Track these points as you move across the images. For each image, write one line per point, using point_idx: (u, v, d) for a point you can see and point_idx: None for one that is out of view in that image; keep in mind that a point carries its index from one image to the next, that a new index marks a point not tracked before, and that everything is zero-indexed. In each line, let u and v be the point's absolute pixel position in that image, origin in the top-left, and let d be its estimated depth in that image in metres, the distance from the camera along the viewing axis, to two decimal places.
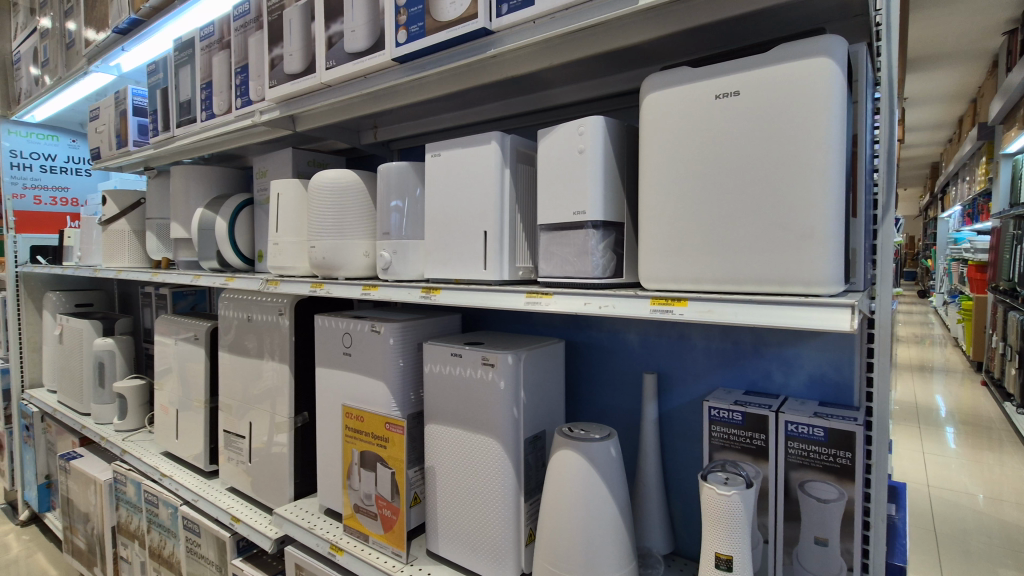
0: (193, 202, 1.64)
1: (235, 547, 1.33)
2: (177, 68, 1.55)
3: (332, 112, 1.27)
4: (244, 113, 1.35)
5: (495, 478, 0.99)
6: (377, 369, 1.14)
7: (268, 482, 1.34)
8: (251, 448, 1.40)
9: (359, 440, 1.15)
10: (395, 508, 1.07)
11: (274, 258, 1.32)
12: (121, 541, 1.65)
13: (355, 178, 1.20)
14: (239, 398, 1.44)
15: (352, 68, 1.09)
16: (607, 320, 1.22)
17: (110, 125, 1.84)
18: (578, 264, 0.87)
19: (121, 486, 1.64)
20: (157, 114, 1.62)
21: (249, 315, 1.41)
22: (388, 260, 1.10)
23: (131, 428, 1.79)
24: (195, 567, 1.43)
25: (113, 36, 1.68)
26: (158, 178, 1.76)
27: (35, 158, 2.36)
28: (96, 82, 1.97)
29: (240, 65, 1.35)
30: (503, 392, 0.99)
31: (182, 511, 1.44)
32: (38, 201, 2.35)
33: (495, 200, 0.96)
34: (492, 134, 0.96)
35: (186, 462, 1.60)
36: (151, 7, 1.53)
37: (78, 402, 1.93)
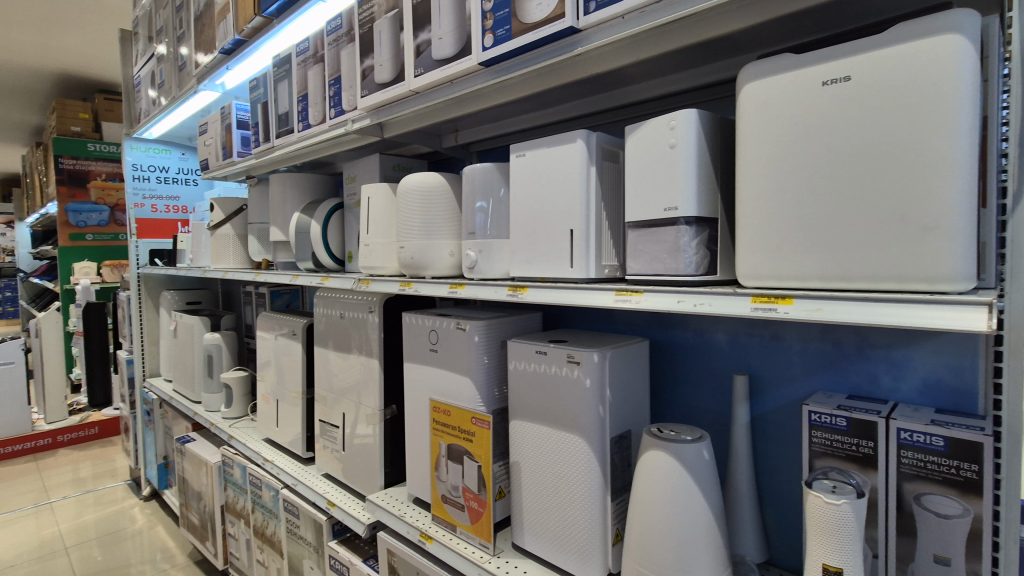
0: (289, 207, 1.76)
1: (331, 530, 1.41)
2: (276, 82, 1.67)
3: (417, 118, 1.32)
4: (336, 122, 1.44)
5: (581, 477, 1.00)
6: (463, 365, 1.17)
7: (360, 471, 1.42)
8: (345, 437, 1.48)
9: (445, 433, 1.18)
10: (481, 501, 1.10)
11: (364, 259, 1.39)
12: (229, 519, 1.81)
13: (440, 181, 1.25)
14: (332, 390, 1.54)
15: (440, 74, 1.12)
16: (693, 319, 1.19)
17: (216, 139, 2.02)
18: (669, 262, 0.85)
19: (229, 469, 1.80)
20: (259, 126, 1.75)
21: (341, 312, 1.50)
22: (474, 259, 1.13)
23: (236, 415, 1.95)
24: (294, 547, 1.53)
25: (220, 56, 1.84)
26: (258, 186, 1.91)
27: (152, 170, 2.62)
28: (203, 99, 2.16)
29: (333, 77, 1.44)
30: (589, 390, 0.98)
31: (283, 494, 1.56)
32: (154, 209, 2.62)
33: (582, 198, 0.96)
34: (579, 132, 0.96)
35: (285, 449, 1.72)
36: (253, 28, 1.65)
37: (191, 391, 2.13)
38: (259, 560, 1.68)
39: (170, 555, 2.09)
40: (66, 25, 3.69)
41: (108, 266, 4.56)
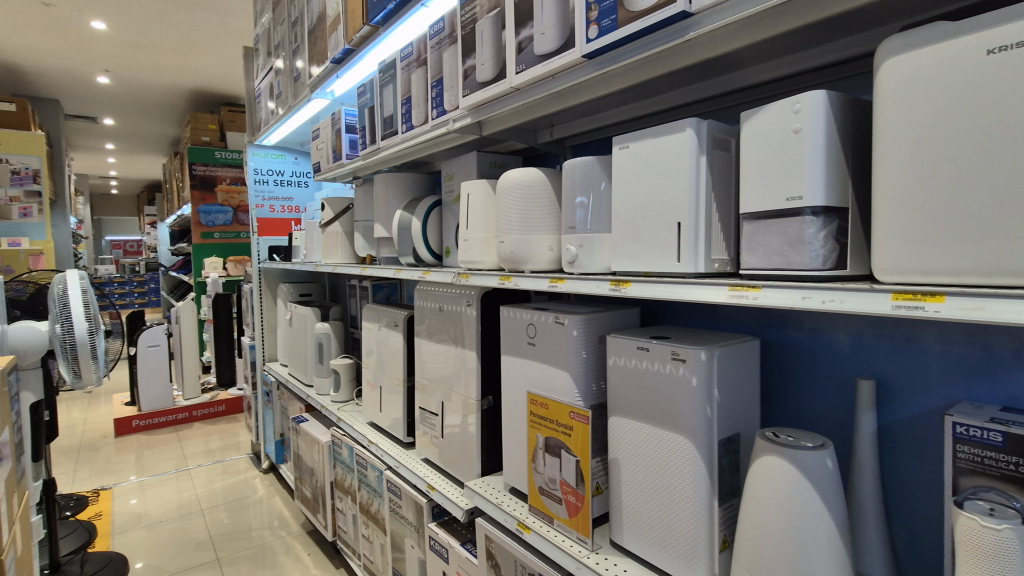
0: (392, 205, 1.85)
1: (431, 512, 1.49)
2: (382, 87, 1.76)
3: (517, 114, 1.34)
4: (438, 122, 1.49)
5: (686, 478, 0.96)
6: (561, 359, 1.17)
7: (459, 458, 1.47)
8: (443, 425, 1.54)
9: (542, 426, 1.19)
10: (579, 496, 1.09)
11: (464, 253, 1.44)
12: (338, 495, 1.96)
13: (540, 176, 1.25)
14: (432, 379, 1.60)
15: (542, 69, 1.12)
16: (809, 317, 1.11)
17: (327, 142, 2.17)
18: (791, 255, 0.80)
19: (338, 448, 1.94)
20: (366, 129, 1.86)
21: (441, 305, 1.56)
22: (575, 253, 1.12)
23: (344, 399, 2.10)
24: (397, 525, 1.62)
25: (331, 66, 1.97)
26: (364, 186, 2.04)
27: (271, 174, 2.89)
28: (315, 107, 2.33)
29: (435, 79, 1.49)
30: (696, 389, 0.95)
31: (387, 475, 1.66)
32: (272, 209, 2.88)
33: (691, 189, 0.92)
34: (688, 120, 0.92)
35: (387, 433, 1.82)
36: (361, 37, 1.75)
37: (304, 375, 2.33)
38: (364, 535, 1.80)
39: (286, 523, 2.29)
40: (197, 46, 4.14)
41: (233, 263, 5.06)
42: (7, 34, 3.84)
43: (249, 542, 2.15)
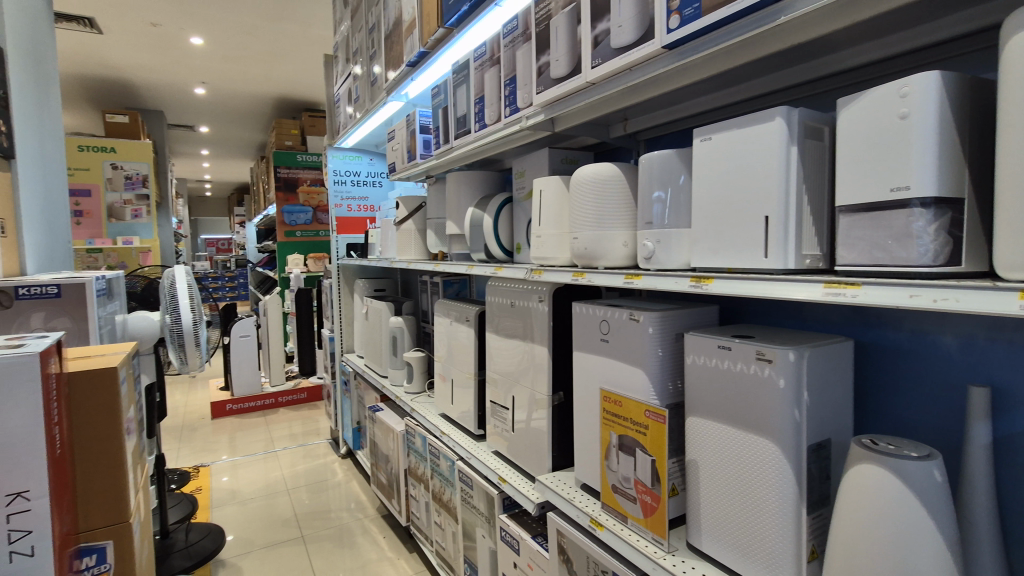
0: (464, 203, 1.90)
1: (502, 504, 1.52)
2: (455, 87, 1.81)
3: (591, 109, 1.33)
4: (511, 120, 1.51)
5: (770, 484, 0.92)
6: (636, 357, 1.15)
7: (529, 452, 1.49)
8: (514, 420, 1.56)
9: (616, 424, 1.18)
10: (655, 495, 1.07)
11: (536, 249, 1.45)
12: (411, 482, 2.04)
13: (615, 171, 1.23)
14: (503, 374, 1.62)
15: (619, 62, 1.10)
16: (910, 318, 1.03)
17: (402, 143, 2.25)
18: (896, 250, 0.74)
19: (412, 438, 2.02)
20: (440, 130, 1.92)
21: (512, 300, 1.58)
22: (652, 249, 1.11)
23: (416, 390, 2.18)
24: (468, 514, 1.67)
25: (406, 69, 2.03)
26: (437, 185, 2.10)
27: (348, 175, 3.03)
28: (390, 109, 2.42)
29: (509, 77, 1.51)
30: (784, 392, 0.90)
31: (458, 466, 1.70)
32: (350, 209, 3.03)
33: (780, 182, 0.88)
34: (778, 109, 0.87)
35: (459, 424, 1.87)
36: (435, 40, 1.79)
37: (379, 366, 2.44)
38: (436, 522, 1.86)
39: (363, 506, 2.42)
40: (281, 55, 4.41)
41: (314, 259, 5.30)
42: (120, 53, 4.27)
43: (329, 522, 2.29)
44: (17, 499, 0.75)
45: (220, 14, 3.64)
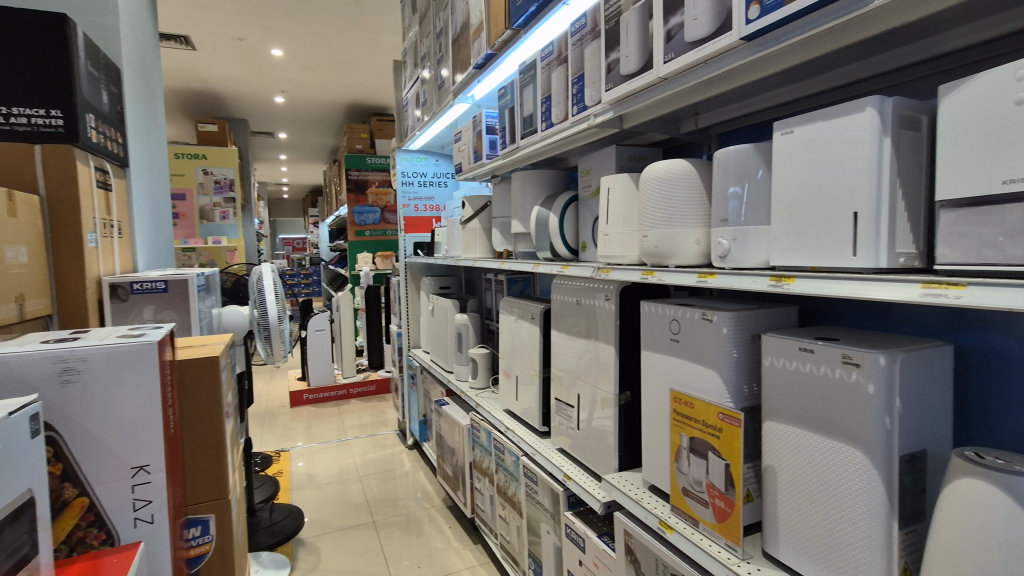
0: (530, 202, 1.91)
1: (567, 501, 1.52)
2: (522, 87, 1.83)
3: (661, 104, 1.30)
4: (579, 118, 1.51)
5: (857, 494, 0.87)
6: (709, 358, 1.12)
7: (595, 450, 1.49)
8: (579, 418, 1.56)
9: (687, 426, 1.16)
10: (729, 501, 1.04)
11: (603, 248, 1.44)
12: (476, 475, 2.09)
13: (687, 167, 1.20)
14: (568, 371, 1.63)
15: (694, 56, 1.08)
16: (1021, 322, 0.94)
17: (469, 144, 2.30)
18: (1008, 248, 0.68)
19: (477, 432, 2.07)
20: (506, 130, 1.95)
21: (578, 299, 1.58)
22: (728, 247, 1.08)
23: (481, 386, 2.23)
24: (533, 510, 1.69)
25: (473, 71, 2.08)
26: (502, 184, 2.13)
27: (416, 176, 3.14)
28: (456, 111, 2.48)
29: (577, 75, 1.51)
30: (874, 399, 0.85)
31: (523, 461, 1.73)
32: (417, 209, 3.14)
33: (870, 175, 0.83)
34: (870, 99, 0.82)
35: (523, 421, 1.90)
36: (503, 41, 1.81)
37: (445, 362, 2.51)
38: (501, 516, 1.90)
39: (429, 496, 2.50)
40: (352, 63, 4.62)
41: (381, 258, 5.41)
42: (211, 68, 4.63)
43: (398, 509, 2.38)
44: (139, 471, 0.84)
45: (298, 26, 3.86)
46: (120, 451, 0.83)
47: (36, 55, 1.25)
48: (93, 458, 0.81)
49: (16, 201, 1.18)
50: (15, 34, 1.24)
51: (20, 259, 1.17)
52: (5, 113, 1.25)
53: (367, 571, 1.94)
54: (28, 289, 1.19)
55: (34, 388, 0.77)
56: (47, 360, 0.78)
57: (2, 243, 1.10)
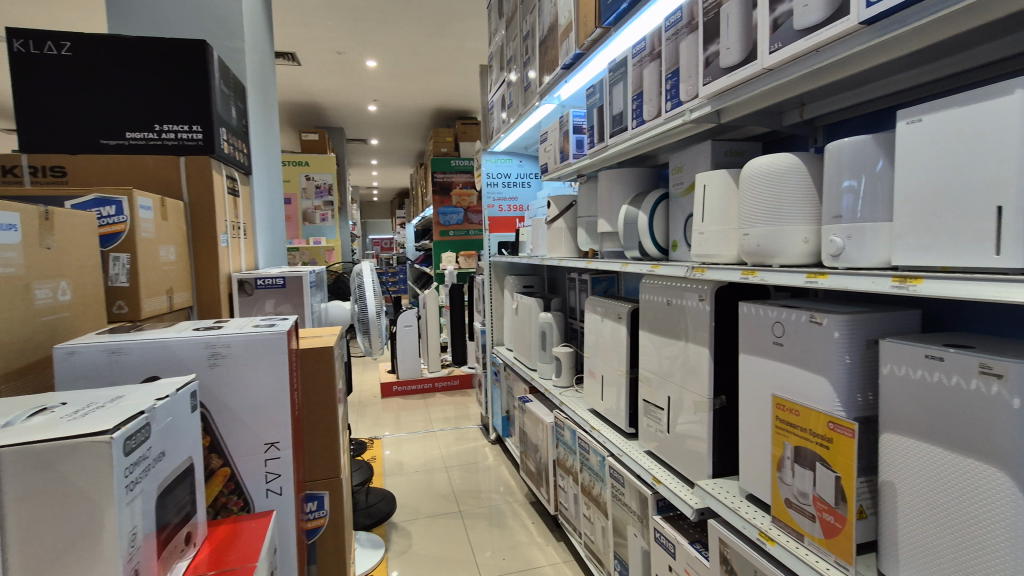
0: (618, 201, 1.89)
1: (656, 505, 1.50)
2: (612, 85, 1.81)
3: (764, 96, 1.24)
4: (673, 114, 1.47)
5: (1000, 520, 0.78)
6: (817, 363, 1.05)
7: (686, 455, 1.45)
8: (669, 421, 1.53)
9: (791, 434, 1.10)
10: (839, 516, 0.97)
11: (699, 247, 1.40)
12: (560, 473, 2.10)
13: (794, 161, 1.14)
14: (657, 372, 1.59)
15: (804, 45, 1.01)
16: None
17: (555, 144, 2.32)
18: None
19: (561, 430, 2.08)
20: (595, 129, 1.95)
21: (669, 299, 1.54)
22: (841, 246, 1.01)
23: (564, 385, 2.24)
24: (619, 511, 1.68)
25: (561, 72, 2.09)
26: (588, 183, 2.13)
27: (500, 177, 3.20)
28: (542, 112, 2.51)
29: (671, 70, 1.47)
30: (1019, 415, 0.75)
31: (609, 462, 1.72)
32: (501, 209, 3.21)
33: (1020, 166, 0.74)
34: (1020, 81, 0.73)
35: (609, 421, 1.88)
36: (592, 40, 1.81)
37: (528, 359, 2.55)
38: (585, 515, 1.90)
39: (512, 491, 2.55)
40: (440, 69, 4.79)
41: (463, 257, 5.55)
42: (313, 81, 5.01)
43: (482, 501, 2.46)
44: (271, 447, 0.94)
45: (390, 37, 4.07)
46: (257, 429, 0.93)
47: (184, 80, 1.43)
48: (234, 433, 0.92)
49: (167, 207, 1.35)
50: (167, 62, 1.42)
51: (170, 257, 1.34)
52: (157, 129, 1.43)
53: (454, 558, 2.02)
54: (176, 284, 1.37)
55: (190, 368, 0.89)
56: (199, 345, 0.89)
57: (156, 243, 1.27)
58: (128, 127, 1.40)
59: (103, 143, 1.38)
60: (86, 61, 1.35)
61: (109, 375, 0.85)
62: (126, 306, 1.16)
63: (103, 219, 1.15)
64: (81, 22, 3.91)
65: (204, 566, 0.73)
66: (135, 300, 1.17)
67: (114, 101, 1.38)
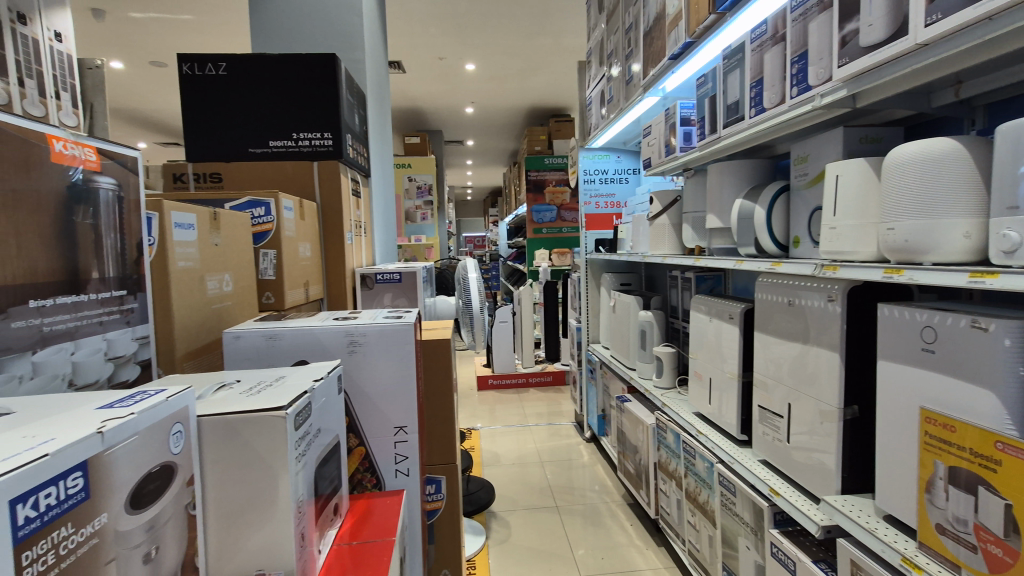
0: (730, 196, 1.80)
1: (773, 518, 1.40)
2: (726, 73, 1.73)
3: (913, 75, 1.10)
4: (800, 100, 1.36)
5: None
6: (981, 374, 0.93)
7: (810, 467, 1.35)
8: (789, 430, 1.43)
9: (944, 452, 0.98)
10: (1009, 550, 0.85)
11: (830, 243, 1.29)
12: (662, 477, 2.05)
13: (952, 146, 1.01)
14: (776, 377, 1.49)
15: (970, 14, 0.87)
16: None
17: (660, 138, 2.25)
18: None
19: (663, 432, 2.03)
20: (705, 120, 1.87)
21: (790, 298, 1.44)
22: (1017, 241, 0.88)
23: (666, 386, 2.18)
24: (730, 521, 1.60)
25: (668, 62, 2.01)
26: (695, 178, 2.05)
27: (598, 173, 3.17)
28: (645, 105, 2.44)
29: (798, 53, 1.36)
30: None
31: (718, 468, 1.65)
32: (598, 206, 3.18)
33: None
34: None
35: (718, 426, 1.80)
36: (704, 28, 1.73)
37: (627, 358, 2.51)
38: (690, 522, 1.84)
39: (608, 491, 2.52)
40: (535, 68, 4.83)
41: (558, 254, 5.64)
42: (415, 87, 5.27)
43: (579, 499, 2.45)
44: (400, 431, 1.01)
45: (489, 40, 4.17)
46: (389, 413, 1.00)
47: (316, 91, 1.56)
48: (369, 415, 0.99)
49: (305, 207, 1.49)
50: (303, 74, 1.55)
51: (306, 254, 1.48)
52: (294, 137, 1.57)
53: (553, 552, 2.04)
54: (311, 277, 1.51)
55: (333, 355, 0.97)
56: (339, 334, 0.97)
57: (296, 241, 1.41)
58: (271, 136, 1.55)
59: (251, 151, 1.55)
60: (238, 78, 1.53)
61: (267, 358, 0.95)
62: (273, 297, 1.31)
63: (256, 219, 1.29)
64: (223, 46, 4.42)
65: (348, 535, 0.81)
66: (279, 291, 1.31)
67: (259, 113, 1.55)
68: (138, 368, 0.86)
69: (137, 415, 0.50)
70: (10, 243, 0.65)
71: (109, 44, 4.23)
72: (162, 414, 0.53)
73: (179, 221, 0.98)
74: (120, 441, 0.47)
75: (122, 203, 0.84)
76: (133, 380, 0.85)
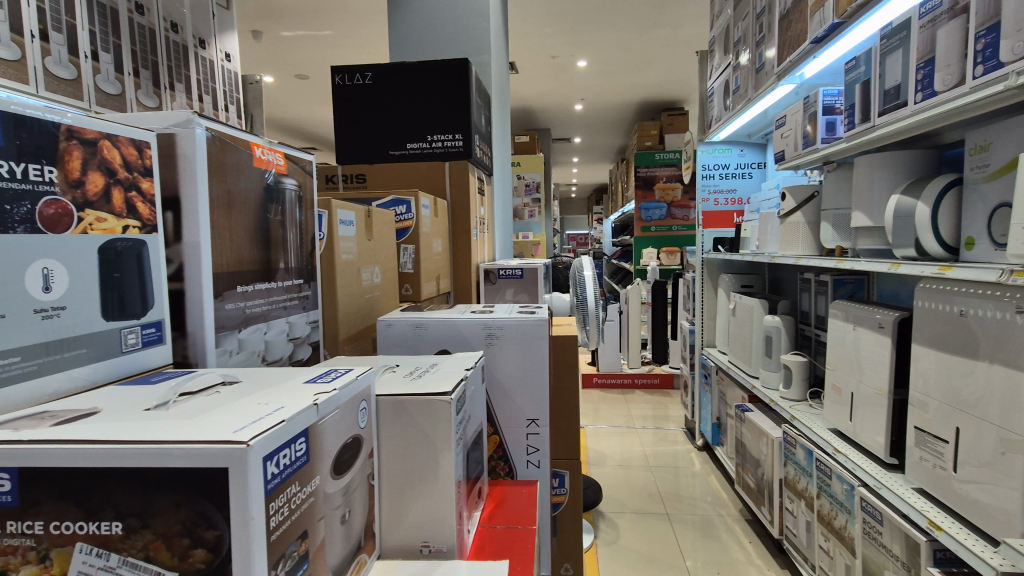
0: (882, 191, 1.62)
1: (931, 555, 1.24)
2: (884, 55, 1.55)
3: None
4: (986, 81, 1.17)
5: None
6: None
7: (983, 503, 1.17)
8: (955, 458, 1.25)
9: None
10: None
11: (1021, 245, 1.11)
12: (788, 495, 1.91)
13: None
14: (940, 397, 1.31)
15: None
16: None
17: (796, 129, 2.07)
18: None
19: (791, 447, 1.89)
20: (855, 107, 1.70)
21: (961, 309, 1.25)
22: None
23: (795, 398, 2.02)
24: (872, 552, 1.45)
25: (809, 47, 1.86)
26: (838, 171, 1.87)
27: (718, 168, 3.01)
28: (777, 94, 2.27)
29: (985, 26, 1.18)
30: None
31: (860, 492, 1.50)
32: (717, 203, 3.01)
33: None
34: None
35: (860, 447, 1.63)
36: (857, 6, 1.57)
37: (748, 365, 2.36)
38: (822, 547, 1.69)
39: (722, 503, 2.39)
40: (649, 61, 4.68)
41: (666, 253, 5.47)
42: (525, 87, 5.36)
43: (692, 509, 2.35)
44: (532, 423, 1.03)
45: (603, 35, 4.12)
46: (522, 404, 1.03)
47: (449, 94, 1.64)
48: (504, 405, 1.03)
49: (438, 205, 1.58)
50: (438, 79, 1.64)
51: (439, 249, 1.57)
52: (428, 139, 1.66)
53: (664, 560, 1.98)
54: (442, 271, 1.60)
55: (472, 345, 1.02)
56: (478, 326, 1.01)
57: (431, 237, 1.50)
58: (408, 139, 1.66)
59: (391, 154, 1.67)
60: (381, 87, 1.65)
61: (414, 345, 1.02)
62: (411, 288, 1.40)
63: (398, 216, 1.39)
64: (357, 58, 4.82)
65: (488, 519, 0.85)
66: (417, 283, 1.40)
67: (398, 118, 1.66)
68: (310, 348, 0.97)
69: (339, 391, 0.56)
70: (224, 236, 0.75)
71: (265, 63, 4.81)
72: (353, 391, 0.59)
73: (343, 218, 1.08)
74: (327, 413, 0.53)
75: (301, 202, 0.94)
76: (306, 360, 0.96)
